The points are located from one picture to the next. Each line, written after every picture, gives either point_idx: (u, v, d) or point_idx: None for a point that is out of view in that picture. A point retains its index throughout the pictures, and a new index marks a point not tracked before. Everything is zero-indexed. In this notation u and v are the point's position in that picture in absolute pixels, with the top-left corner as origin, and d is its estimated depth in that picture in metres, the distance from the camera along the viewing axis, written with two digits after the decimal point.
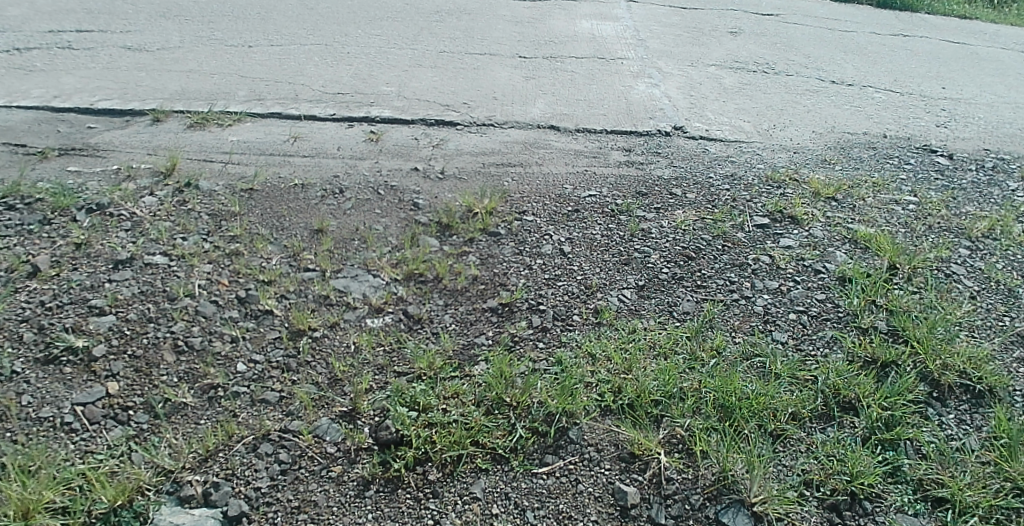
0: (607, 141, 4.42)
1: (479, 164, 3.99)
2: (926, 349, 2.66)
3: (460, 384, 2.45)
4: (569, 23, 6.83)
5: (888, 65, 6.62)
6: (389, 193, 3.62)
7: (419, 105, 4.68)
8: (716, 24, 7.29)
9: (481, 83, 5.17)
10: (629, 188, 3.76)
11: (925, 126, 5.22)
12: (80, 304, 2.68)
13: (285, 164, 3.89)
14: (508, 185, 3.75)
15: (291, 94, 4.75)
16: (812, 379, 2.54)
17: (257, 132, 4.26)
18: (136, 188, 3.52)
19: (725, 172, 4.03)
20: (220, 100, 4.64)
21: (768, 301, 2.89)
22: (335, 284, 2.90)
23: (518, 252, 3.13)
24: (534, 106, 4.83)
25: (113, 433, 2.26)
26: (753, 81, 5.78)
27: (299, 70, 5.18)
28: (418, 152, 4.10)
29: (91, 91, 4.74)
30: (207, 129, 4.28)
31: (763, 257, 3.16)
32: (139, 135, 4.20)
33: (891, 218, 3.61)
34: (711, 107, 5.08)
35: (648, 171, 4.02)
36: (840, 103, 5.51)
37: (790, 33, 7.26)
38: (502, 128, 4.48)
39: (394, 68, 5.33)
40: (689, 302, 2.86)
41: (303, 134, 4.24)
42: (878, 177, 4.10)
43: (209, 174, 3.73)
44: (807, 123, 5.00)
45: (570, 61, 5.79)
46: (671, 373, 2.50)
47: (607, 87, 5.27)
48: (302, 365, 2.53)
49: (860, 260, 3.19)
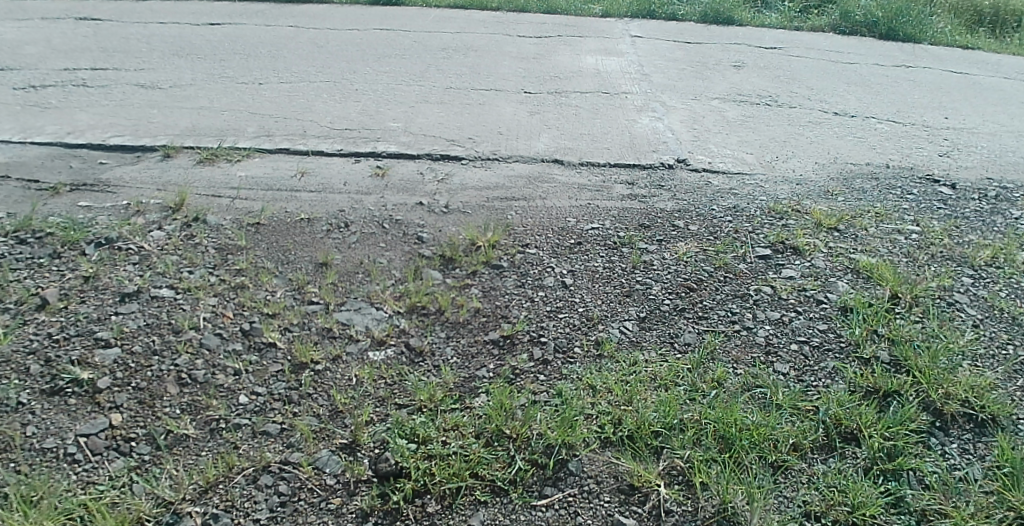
0: (610, 175, 4.47)
1: (483, 198, 4.05)
2: (928, 378, 2.66)
3: (461, 416, 2.43)
4: (573, 59, 6.95)
5: (891, 97, 6.70)
6: (394, 227, 3.69)
7: (425, 140, 4.76)
8: (717, 58, 7.39)
9: (486, 118, 5.26)
10: (630, 221, 3.80)
11: (928, 156, 5.26)
12: (86, 336, 2.73)
13: (292, 199, 3.97)
14: (511, 218, 3.81)
15: (299, 129, 4.84)
16: (813, 410, 2.53)
17: (264, 168, 4.35)
18: (144, 223, 3.63)
19: (727, 205, 4.08)
20: (229, 136, 4.74)
21: (769, 332, 2.90)
22: (338, 317, 2.91)
23: (520, 284, 3.10)
24: (538, 140, 4.90)
25: (115, 464, 2.28)
26: (756, 114, 5.83)
27: (308, 106, 5.29)
28: (423, 187, 4.17)
29: (104, 128, 4.86)
30: (216, 164, 4.38)
31: (765, 288, 3.16)
32: (151, 171, 4.31)
33: (893, 248, 3.69)
34: (714, 140, 5.14)
35: (650, 204, 4.07)
36: (843, 134, 5.57)
37: (793, 66, 7.36)
38: (506, 163, 4.54)
39: (401, 103, 5.43)
40: (691, 333, 2.86)
41: (310, 170, 4.33)
42: (881, 207, 4.24)
43: (217, 210, 3.83)
44: (810, 154, 5.05)
45: (575, 96, 5.88)
46: (672, 405, 2.49)
47: (610, 122, 5.34)
48: (303, 397, 2.52)
49: (862, 290, 3.19)
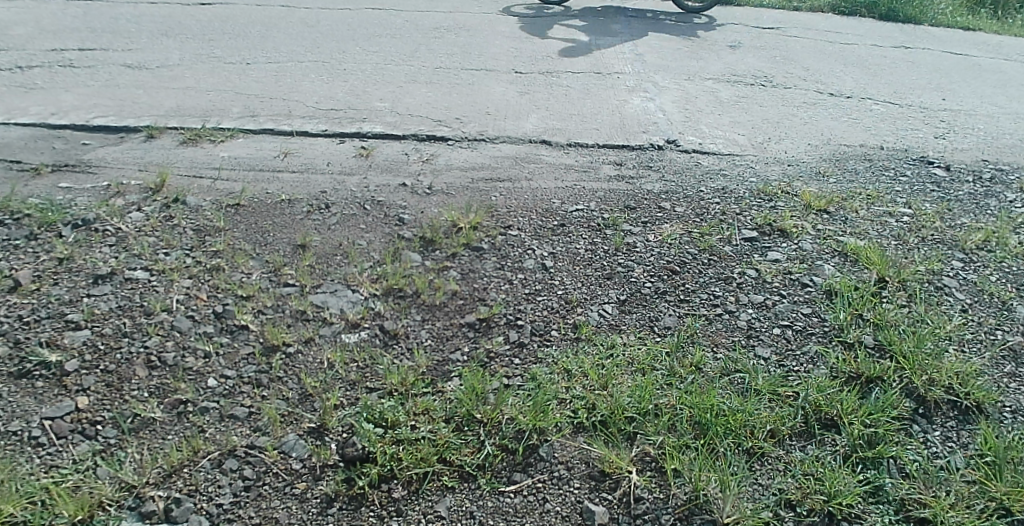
0: (599, 156, 4.40)
1: (467, 179, 3.99)
2: (912, 364, 2.61)
3: (431, 400, 2.39)
4: (567, 39, 6.85)
5: (888, 78, 6.61)
6: (375, 208, 3.64)
7: (411, 121, 4.69)
8: (714, 39, 7.29)
9: (475, 98, 5.18)
10: (616, 202, 3.75)
11: (924, 138, 5.19)
12: (57, 318, 2.68)
13: (273, 180, 3.92)
14: (495, 200, 3.76)
15: (284, 109, 4.77)
16: (792, 395, 2.49)
17: (248, 149, 4.29)
18: (123, 204, 3.58)
19: (716, 186, 4.02)
20: (214, 117, 4.67)
21: (751, 316, 2.84)
22: (312, 299, 2.86)
23: (499, 266, 3.05)
24: (527, 120, 4.82)
25: (79, 447, 2.24)
26: (750, 94, 5.75)
27: (295, 86, 5.22)
28: (407, 168, 4.11)
29: (88, 108, 4.79)
30: (199, 145, 4.32)
31: (749, 270, 3.11)
32: (133, 151, 4.25)
33: (883, 230, 3.64)
34: (706, 120, 5.06)
35: (637, 186, 4.00)
36: (838, 115, 5.49)
37: (790, 47, 7.26)
38: (493, 143, 4.48)
39: (390, 83, 5.35)
40: (671, 317, 2.81)
41: (293, 150, 4.27)
42: (873, 189, 4.18)
43: (198, 192, 3.77)
44: (803, 135, 4.97)
45: (567, 76, 5.80)
46: (647, 390, 2.44)
47: (601, 102, 5.26)
48: (273, 380, 2.48)
49: (848, 273, 3.14)
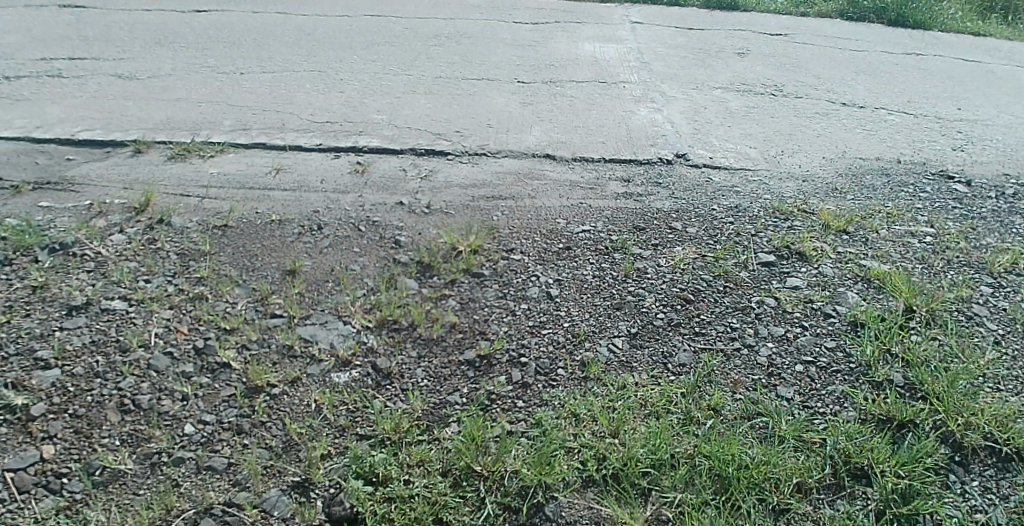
0: (605, 171, 4.22)
1: (468, 197, 3.80)
2: (947, 406, 2.42)
3: (427, 449, 2.20)
4: (570, 47, 6.66)
5: (901, 86, 6.42)
6: (370, 229, 3.44)
7: (410, 134, 4.50)
8: (721, 46, 7.11)
9: (476, 109, 5.00)
10: (624, 223, 3.56)
11: (942, 150, 5.00)
12: (25, 355, 2.49)
13: (264, 199, 3.73)
14: (497, 220, 3.57)
15: (278, 122, 4.59)
16: (819, 442, 2.30)
17: (238, 165, 4.10)
18: (104, 225, 3.39)
19: (728, 204, 3.84)
20: (204, 130, 4.48)
21: (772, 351, 2.65)
22: (301, 333, 2.67)
23: (502, 296, 2.86)
24: (530, 133, 4.64)
25: (43, 504, 2.05)
26: (761, 105, 5.56)
27: (290, 96, 5.03)
28: (405, 185, 3.92)
29: (74, 121, 4.61)
30: (187, 161, 4.13)
31: (768, 299, 2.91)
32: (118, 168, 4.06)
33: (906, 252, 3.44)
34: (716, 133, 4.87)
35: (646, 204, 3.82)
36: (852, 127, 5.30)
37: (800, 54, 7.08)
38: (495, 158, 4.29)
39: (388, 94, 5.17)
40: (686, 352, 2.61)
41: (285, 166, 4.08)
42: (893, 206, 3.99)
43: (184, 211, 3.58)
44: (817, 149, 4.79)
45: (570, 85, 5.62)
46: (662, 437, 2.25)
47: (606, 113, 5.08)
48: (256, 426, 2.29)
49: (873, 302, 2.94)
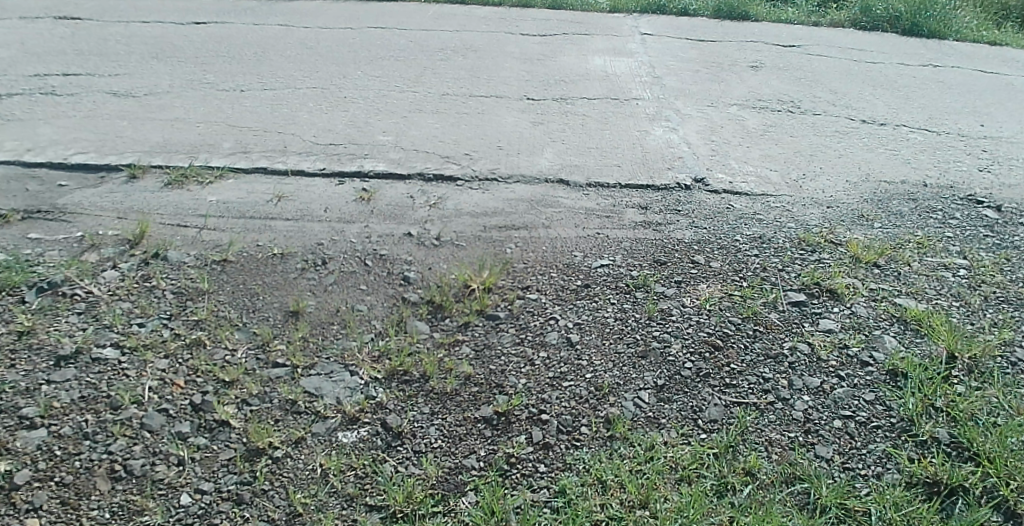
0: (621, 197, 4.05)
1: (479, 227, 3.64)
2: (999, 467, 2.24)
3: (442, 524, 2.02)
4: (580, 61, 6.50)
5: (920, 102, 6.26)
6: (378, 264, 3.28)
7: (417, 157, 4.34)
8: (733, 59, 6.94)
9: (485, 129, 4.84)
10: (644, 257, 3.40)
11: (967, 171, 4.82)
12: (10, 414, 2.34)
13: (265, 229, 3.57)
14: (510, 253, 3.41)
15: (279, 145, 4.43)
16: (864, 511, 2.12)
17: (238, 191, 3.94)
18: (97, 260, 3.23)
19: (752, 234, 3.68)
20: (203, 153, 4.32)
21: (808, 404, 2.47)
22: (305, 386, 2.51)
23: (519, 342, 2.68)
24: (542, 156, 4.48)
25: None
26: (778, 123, 5.39)
27: (292, 116, 4.87)
28: (413, 214, 3.76)
29: (67, 143, 4.45)
30: (185, 187, 3.97)
31: (801, 345, 2.73)
32: (113, 194, 3.90)
33: (941, 288, 3.27)
34: (734, 154, 4.71)
35: (666, 235, 3.65)
36: (873, 146, 5.14)
37: (814, 68, 6.92)
38: (506, 184, 4.13)
39: (394, 113, 5.01)
40: (717, 407, 2.44)
41: (288, 193, 3.92)
42: (922, 235, 3.83)
43: (181, 244, 3.42)
44: (838, 172, 4.63)
45: (581, 103, 5.46)
46: (695, 508, 2.08)
47: (620, 133, 4.91)
48: (257, 496, 2.12)
49: (912, 347, 2.77)
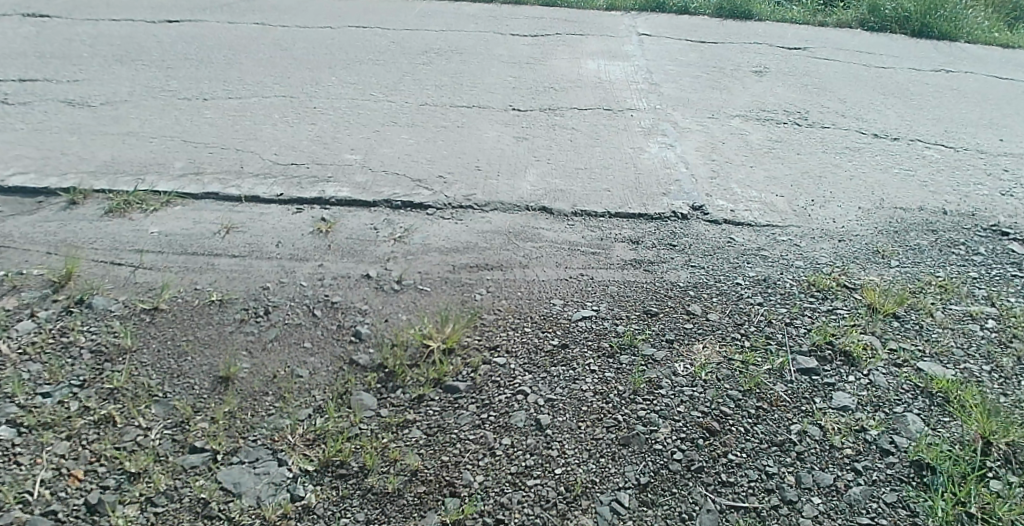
0: (610, 229, 3.65)
1: (447, 267, 3.24)
2: None
3: None
4: (571, 65, 6.07)
5: (934, 112, 5.84)
6: (328, 314, 2.88)
7: (385, 180, 3.94)
8: (736, 64, 6.51)
9: (464, 145, 4.44)
10: (632, 306, 3.01)
11: (989, 195, 4.41)
12: None
13: (208, 268, 3.17)
14: (480, 301, 3.01)
15: (236, 165, 4.02)
16: None
17: (184, 221, 3.53)
18: (12, 308, 2.83)
19: (755, 276, 3.29)
20: (151, 174, 3.92)
21: (819, 509, 2.09)
22: (223, 479, 2.15)
23: (480, 424, 2.30)
24: (524, 178, 4.07)
25: None
26: (783, 137, 4.98)
27: (255, 131, 4.47)
28: (375, 249, 3.36)
29: (7, 161, 4.03)
30: (127, 216, 3.56)
31: (811, 428, 2.36)
32: (47, 224, 3.47)
33: (969, 345, 2.88)
34: (736, 175, 4.30)
35: (658, 276, 3.25)
36: (886, 165, 4.73)
37: (822, 73, 6.50)
38: (482, 212, 3.73)
39: (365, 127, 4.60)
40: (710, 514, 2.06)
41: (239, 224, 3.51)
42: (944, 276, 3.43)
43: (111, 287, 3.00)
44: (849, 196, 4.22)
45: (570, 114, 5.04)
46: None
47: (610, 151, 4.50)
48: None
49: (939, 429, 2.39)
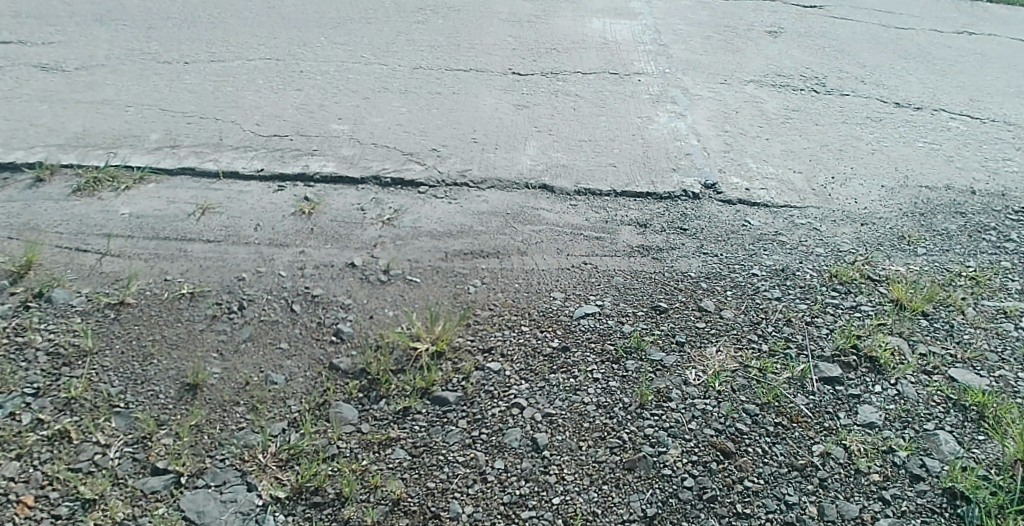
0: (616, 210, 3.39)
1: (439, 255, 3.00)
2: None
3: None
4: (575, 24, 5.71)
5: (958, 79, 5.52)
6: (308, 309, 2.65)
7: (375, 154, 3.67)
8: (750, 23, 6.14)
9: (460, 114, 4.14)
10: (640, 301, 2.77)
11: (1020, 171, 4.14)
12: None
13: (180, 256, 2.92)
14: (474, 293, 2.77)
15: (215, 137, 3.74)
16: None
17: (157, 201, 3.27)
18: None
19: (773, 266, 3.05)
20: (124, 148, 3.64)
21: None
22: (184, 507, 1.95)
23: (470, 444, 2.10)
24: (523, 152, 3.79)
25: None
26: (800, 106, 4.67)
27: (236, 98, 4.17)
28: (362, 233, 3.11)
29: None
30: (96, 195, 3.30)
31: (835, 450, 2.18)
32: (10, 204, 3.19)
33: (1004, 348, 2.68)
34: (751, 149, 4.02)
35: (668, 265, 3.01)
36: (909, 137, 4.44)
37: (840, 33, 6.14)
38: (478, 190, 3.46)
39: (355, 93, 4.30)
40: None
41: (215, 204, 3.25)
42: (975, 266, 3.20)
43: (73, 278, 2.76)
44: (872, 173, 3.95)
45: (574, 79, 4.73)
46: None
47: (616, 121, 4.20)
48: None
49: (974, 452, 2.21)
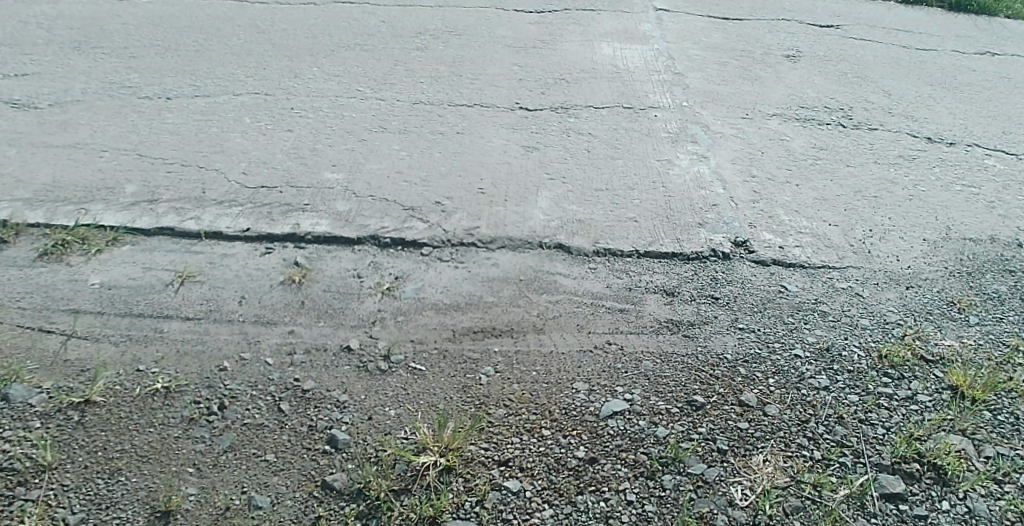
0: (640, 274, 3.08)
1: (446, 334, 2.69)
2: None
3: None
4: (583, 49, 5.40)
5: (989, 106, 5.23)
6: (298, 408, 2.34)
7: (373, 208, 3.36)
8: (766, 46, 5.84)
9: (465, 158, 3.84)
10: (672, 392, 2.46)
11: None
12: None
13: (155, 337, 2.61)
14: (485, 384, 2.47)
15: (198, 189, 3.43)
16: None
17: (132, 267, 2.96)
18: None
19: (817, 344, 2.74)
20: (98, 202, 3.33)
21: None
22: None
23: None
24: (535, 204, 3.49)
25: None
26: (827, 143, 4.37)
27: (223, 142, 3.86)
28: (359, 306, 2.81)
29: None
30: (65, 260, 2.98)
31: None
32: None
33: None
34: (780, 197, 3.72)
35: (700, 345, 2.70)
36: (947, 179, 4.14)
37: (861, 56, 5.84)
38: (488, 251, 3.16)
39: (351, 134, 3.99)
40: None
41: (196, 271, 2.94)
42: None
43: (34, 368, 2.45)
44: (912, 223, 3.65)
45: (586, 114, 4.42)
46: None
47: (634, 164, 3.90)
48: None
49: None
